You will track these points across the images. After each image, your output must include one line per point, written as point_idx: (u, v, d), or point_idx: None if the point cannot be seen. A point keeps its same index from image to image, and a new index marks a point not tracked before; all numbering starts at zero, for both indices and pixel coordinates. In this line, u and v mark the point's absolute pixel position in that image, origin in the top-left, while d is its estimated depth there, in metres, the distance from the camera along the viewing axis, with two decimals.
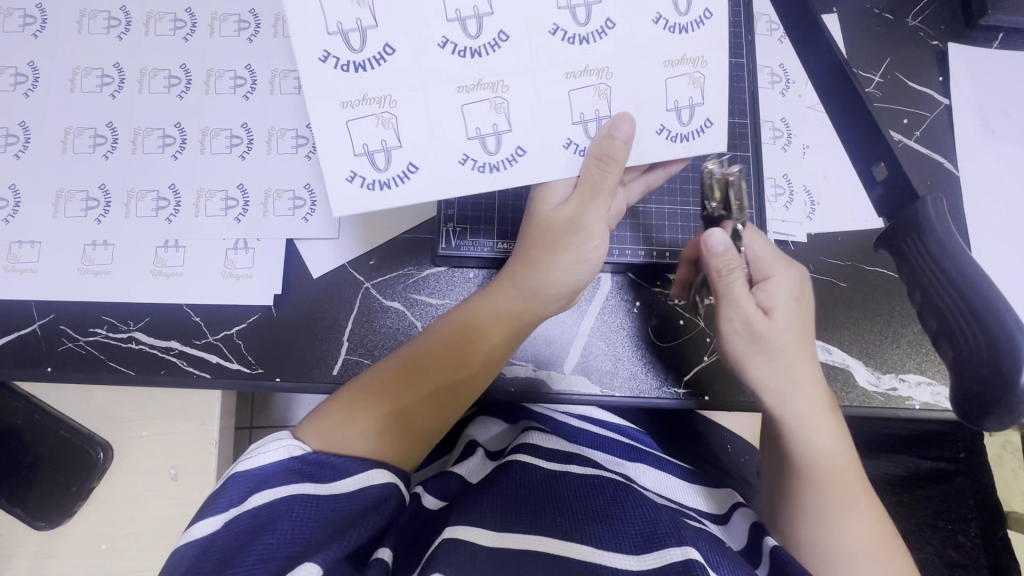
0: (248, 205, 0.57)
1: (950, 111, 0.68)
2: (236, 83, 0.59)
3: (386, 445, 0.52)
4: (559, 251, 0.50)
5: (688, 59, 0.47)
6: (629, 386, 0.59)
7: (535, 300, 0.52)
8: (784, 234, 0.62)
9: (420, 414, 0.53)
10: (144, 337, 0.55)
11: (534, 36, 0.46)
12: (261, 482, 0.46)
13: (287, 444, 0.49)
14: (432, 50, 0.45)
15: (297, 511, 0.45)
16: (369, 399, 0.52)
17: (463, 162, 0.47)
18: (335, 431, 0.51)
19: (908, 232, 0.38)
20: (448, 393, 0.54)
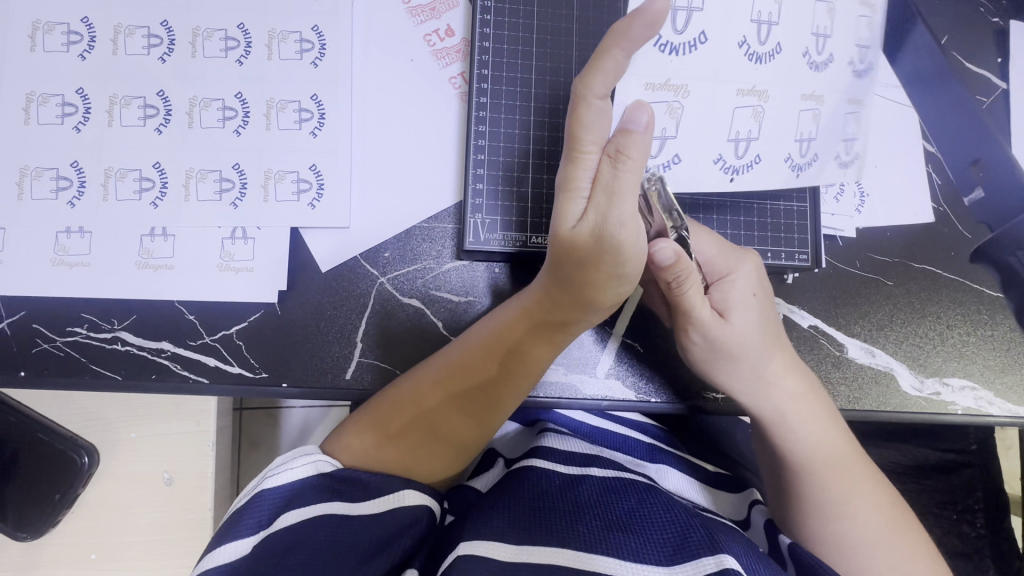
0: (246, 188, 0.51)
1: (1007, 98, 0.64)
2: (227, 46, 0.52)
3: (425, 463, 0.48)
4: (600, 265, 0.40)
5: (816, 95, 0.50)
6: (663, 392, 0.55)
7: (579, 310, 0.46)
8: (832, 228, 0.58)
9: (460, 433, 0.49)
10: (131, 338, 0.49)
11: (726, 48, 0.49)
12: (288, 499, 0.43)
13: (316, 460, 0.45)
14: (731, 47, 0.49)
15: (326, 532, 0.42)
16: (403, 416, 0.48)
17: (716, 161, 0.50)
18: (370, 447, 0.47)
19: None
20: (486, 411, 0.50)
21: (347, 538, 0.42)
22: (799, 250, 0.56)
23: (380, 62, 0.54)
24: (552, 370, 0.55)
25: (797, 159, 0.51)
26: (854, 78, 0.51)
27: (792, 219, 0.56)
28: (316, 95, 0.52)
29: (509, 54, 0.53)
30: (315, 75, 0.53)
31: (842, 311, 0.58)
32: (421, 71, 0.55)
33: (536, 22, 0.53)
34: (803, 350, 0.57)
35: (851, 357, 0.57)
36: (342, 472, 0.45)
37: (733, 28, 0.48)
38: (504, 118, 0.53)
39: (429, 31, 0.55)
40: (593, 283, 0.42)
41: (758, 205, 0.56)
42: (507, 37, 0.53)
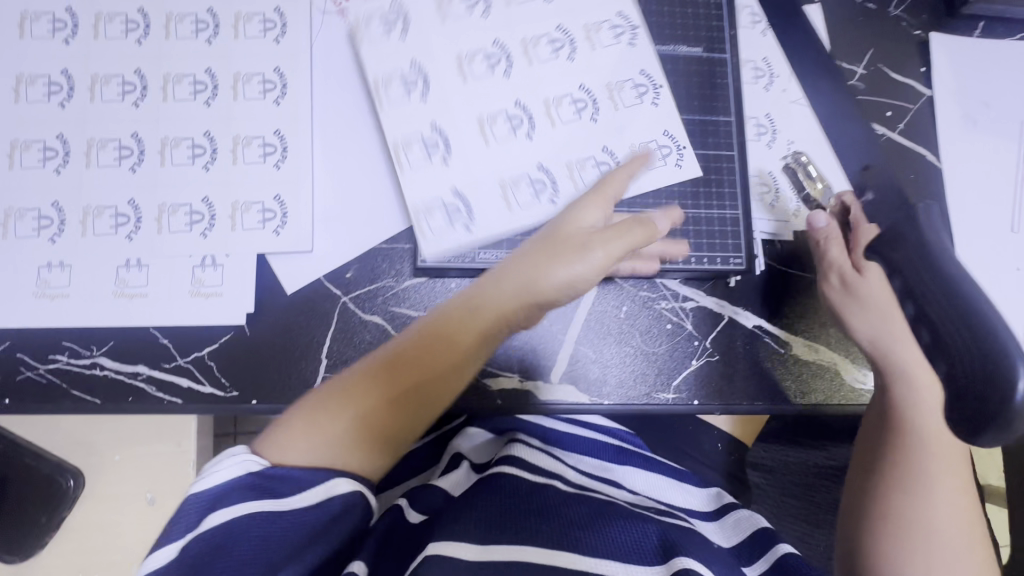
0: (215, 220, 0.54)
1: (931, 104, 0.68)
2: (196, 89, 0.56)
3: (359, 453, 0.47)
4: (557, 253, 0.50)
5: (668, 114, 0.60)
6: (617, 394, 0.58)
7: (530, 292, 0.50)
8: (770, 233, 0.61)
9: (402, 417, 0.49)
10: (109, 363, 0.52)
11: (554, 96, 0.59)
12: (223, 494, 0.43)
13: (245, 460, 0.44)
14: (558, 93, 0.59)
15: (262, 519, 0.42)
16: (341, 399, 0.48)
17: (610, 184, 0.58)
18: (309, 437, 0.46)
19: None
20: (433, 394, 0.50)
21: (285, 523, 0.43)
22: (734, 254, 0.59)
23: (338, 97, 0.59)
24: (509, 378, 0.57)
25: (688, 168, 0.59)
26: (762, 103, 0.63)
27: (727, 225, 0.59)
28: (278, 131, 0.56)
29: (453, 86, 0.58)
30: (278, 112, 0.57)
31: (785, 311, 0.61)
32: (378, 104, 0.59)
33: (476, 57, 0.58)
34: (749, 350, 0.60)
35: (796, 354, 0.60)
36: (272, 469, 0.44)
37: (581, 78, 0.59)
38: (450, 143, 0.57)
39: None
40: (538, 260, 0.50)
41: (694, 213, 0.59)
42: (450, 72, 0.58)
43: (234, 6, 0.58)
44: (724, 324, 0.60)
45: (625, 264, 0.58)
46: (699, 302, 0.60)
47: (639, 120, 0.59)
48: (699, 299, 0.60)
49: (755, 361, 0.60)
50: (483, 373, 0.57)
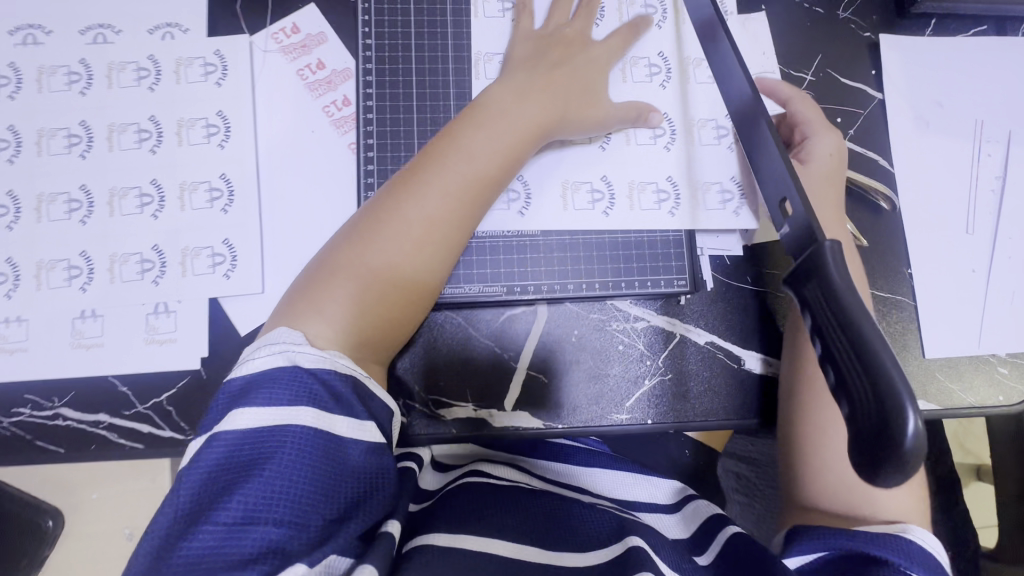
0: (166, 266, 0.55)
1: (883, 107, 0.67)
2: (141, 137, 0.57)
3: (359, 279, 0.50)
4: (573, 60, 0.59)
5: (703, 124, 0.62)
6: (572, 418, 0.59)
7: (590, 95, 0.58)
8: (720, 250, 0.61)
9: (403, 254, 0.51)
10: (71, 413, 0.54)
11: (655, 97, 0.63)
12: (268, 395, 0.43)
13: (285, 351, 0.45)
14: (661, 95, 0.63)
15: (299, 439, 0.42)
16: (349, 241, 0.52)
17: (647, 196, 0.60)
18: (314, 307, 0.49)
19: (810, 275, 0.36)
20: (447, 202, 0.52)
21: (314, 452, 0.43)
22: (677, 277, 0.59)
23: (282, 137, 0.59)
24: (463, 406, 0.57)
25: (673, 193, 0.60)
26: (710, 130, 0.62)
27: (671, 249, 0.60)
28: (225, 174, 0.57)
29: (391, 122, 0.59)
30: (223, 156, 0.58)
31: (736, 326, 0.61)
32: (322, 142, 0.60)
33: (414, 92, 0.59)
34: (702, 367, 0.60)
35: (748, 369, 0.61)
36: (313, 358, 0.45)
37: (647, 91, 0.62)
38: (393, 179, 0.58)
39: (327, 103, 0.60)
40: (585, 70, 0.59)
41: (639, 236, 0.60)
42: (387, 109, 0.59)
43: (175, 51, 0.59)
44: (676, 342, 0.60)
45: (570, 290, 0.59)
46: (650, 322, 0.60)
47: (580, 150, 0.60)
48: (651, 319, 0.60)
49: (707, 378, 0.60)
50: (436, 406, 0.57)
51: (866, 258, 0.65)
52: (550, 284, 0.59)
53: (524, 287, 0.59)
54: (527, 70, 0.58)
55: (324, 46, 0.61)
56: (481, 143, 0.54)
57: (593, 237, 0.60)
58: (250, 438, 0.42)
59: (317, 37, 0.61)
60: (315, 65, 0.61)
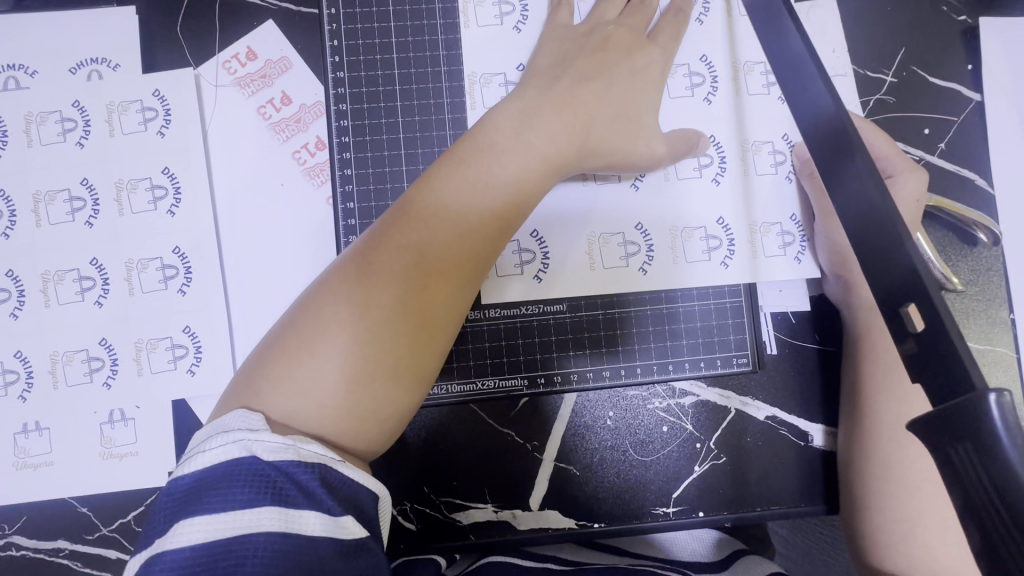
0: (117, 364, 0.46)
1: (982, 110, 0.54)
2: (73, 207, 0.47)
3: (336, 339, 0.36)
4: (612, 69, 0.46)
5: (758, 146, 0.49)
6: (608, 516, 0.50)
7: (627, 112, 0.46)
8: (782, 307, 0.51)
9: (395, 304, 0.38)
10: (25, 542, 0.46)
11: (699, 117, 0.49)
12: (218, 495, 0.31)
13: (242, 439, 0.33)
14: (705, 110, 0.49)
15: (262, 552, 0.30)
16: (330, 289, 0.38)
17: (691, 252, 0.48)
18: (275, 378, 0.36)
19: (963, 434, 0.24)
20: (449, 235, 0.40)
21: (282, 564, 0.30)
22: (737, 353, 0.49)
23: (243, 193, 0.48)
24: (480, 509, 0.49)
25: (726, 243, 0.48)
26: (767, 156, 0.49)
27: (725, 320, 0.49)
28: (178, 247, 0.47)
29: (375, 178, 0.48)
30: (174, 224, 0.47)
31: (804, 396, 0.51)
32: (294, 198, 0.49)
33: (401, 134, 0.48)
34: (761, 448, 0.50)
35: (819, 447, 0.51)
36: (278, 445, 0.33)
37: (685, 112, 0.49)
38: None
39: (297, 147, 0.49)
40: (620, 81, 0.46)
41: (685, 307, 0.49)
42: (369, 159, 0.48)
43: (105, 95, 0.48)
44: (731, 419, 0.50)
45: (605, 376, 0.49)
46: (700, 397, 0.50)
47: (610, 199, 0.48)
48: (701, 394, 0.50)
49: (767, 459, 0.51)
50: (450, 509, 0.49)
51: (960, 300, 0.53)
52: (579, 365, 0.48)
53: (544, 368, 0.49)
54: (541, 85, 0.45)
55: (288, 76, 0.50)
56: (490, 165, 0.42)
57: (630, 299, 0.48)
58: (200, 555, 0.29)
59: (279, 64, 0.49)
60: (278, 101, 0.49)
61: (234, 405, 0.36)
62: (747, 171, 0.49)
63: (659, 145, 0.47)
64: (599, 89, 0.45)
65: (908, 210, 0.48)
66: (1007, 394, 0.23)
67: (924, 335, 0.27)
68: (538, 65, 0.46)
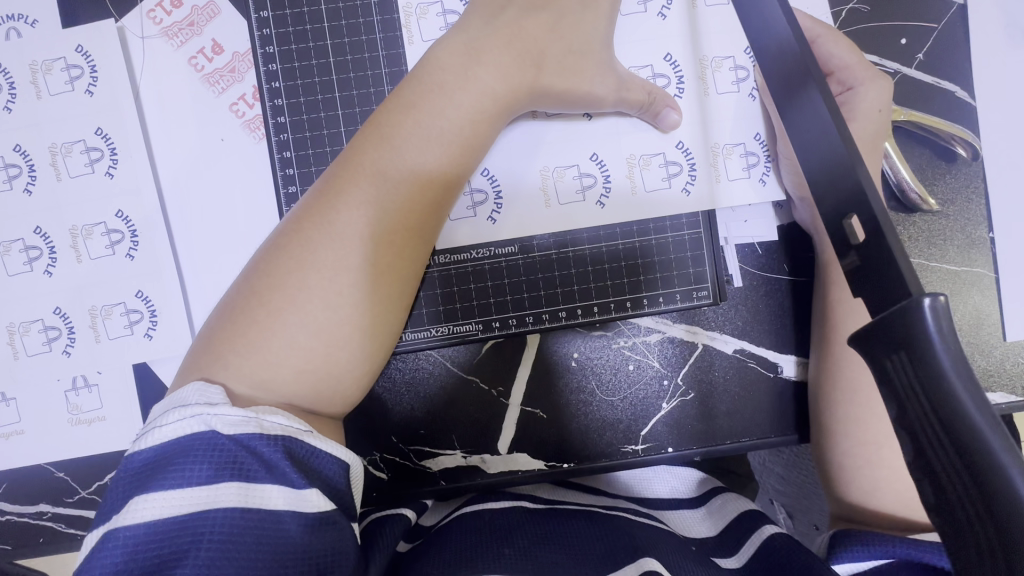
0: (74, 333, 0.46)
1: (964, 15, 0.50)
2: (10, 175, 0.46)
3: (304, 302, 0.35)
4: None
5: (717, 63, 0.46)
6: (582, 452, 0.50)
7: (578, 36, 0.42)
8: (749, 237, 0.49)
9: (367, 262, 0.36)
10: (9, 507, 0.47)
11: (655, 36, 0.46)
12: (177, 472, 0.30)
13: (202, 414, 0.32)
14: (661, 29, 0.46)
15: (222, 528, 0.29)
16: (282, 255, 0.36)
17: (649, 183, 0.46)
18: (242, 349, 0.35)
19: (897, 345, 0.23)
20: (411, 187, 0.38)
21: (241, 540, 0.29)
22: (699, 286, 0.48)
23: (182, 150, 0.47)
24: (449, 455, 0.49)
25: (687, 172, 0.46)
26: (727, 74, 0.46)
27: (684, 252, 0.47)
28: (121, 211, 0.46)
29: (310, 125, 0.46)
30: (115, 186, 0.46)
31: (773, 327, 0.50)
32: (235, 152, 0.47)
33: (334, 76, 0.45)
34: (730, 381, 0.50)
35: (788, 377, 0.50)
36: (237, 419, 0.32)
37: (639, 33, 0.46)
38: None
39: (234, 98, 0.47)
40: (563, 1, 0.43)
41: (644, 242, 0.47)
42: (303, 105, 0.46)
43: (26, 54, 0.45)
44: (698, 354, 0.50)
45: (560, 315, 0.48)
46: (665, 335, 0.50)
47: (560, 132, 0.46)
48: (665, 330, 0.50)
49: (735, 392, 0.50)
50: (420, 457, 0.49)
51: (937, 221, 0.51)
52: (544, 306, 0.47)
53: (506, 313, 0.48)
54: (486, 15, 0.41)
55: (217, 22, 0.47)
56: (445, 105, 0.39)
57: (591, 235, 0.47)
58: (157, 530, 0.29)
59: (206, 9, 0.47)
60: (209, 50, 0.47)
61: (190, 376, 0.35)
62: (705, 91, 0.46)
63: (618, 80, 0.43)
64: (540, 11, 0.42)
65: (869, 123, 0.46)
66: (942, 296, 0.21)
67: (866, 244, 0.26)
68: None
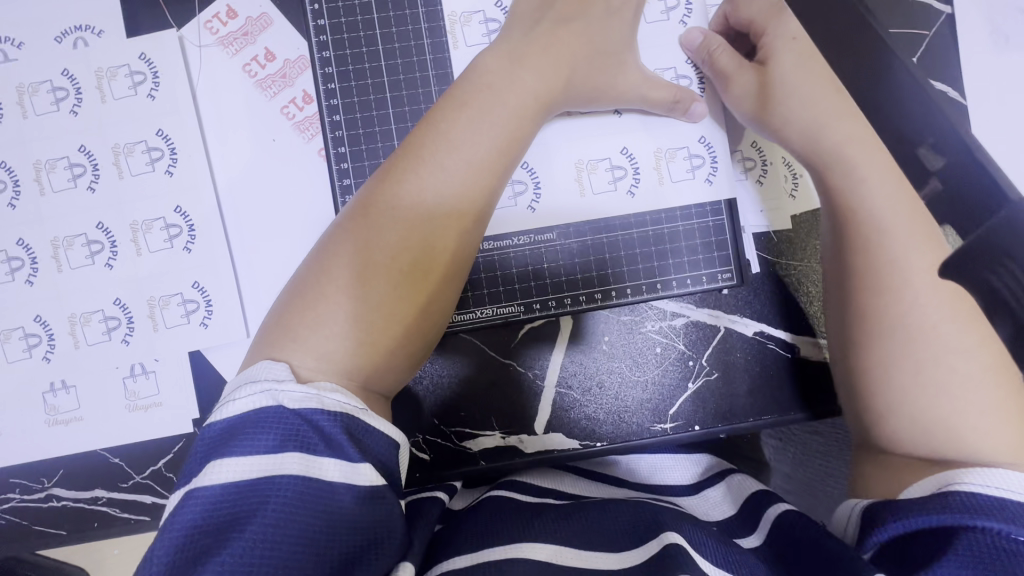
0: (133, 322, 0.48)
1: (952, 23, 0.55)
2: (75, 173, 0.48)
3: (368, 281, 0.39)
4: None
5: None
6: (613, 429, 0.52)
7: (609, 42, 0.47)
8: (766, 224, 0.53)
9: (429, 246, 0.40)
10: (64, 493, 0.49)
11: (676, 41, 0.50)
12: (247, 441, 0.33)
13: (269, 388, 0.34)
14: (681, 34, 0.50)
15: (287, 493, 0.31)
16: (344, 237, 0.40)
17: (674, 176, 0.50)
18: (315, 323, 0.38)
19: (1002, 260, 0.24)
20: (465, 179, 0.41)
21: (302, 507, 0.31)
22: (722, 269, 0.51)
23: (236, 151, 0.50)
24: (489, 436, 0.52)
25: (709, 167, 0.50)
26: None
27: (707, 238, 0.51)
28: (179, 207, 0.49)
29: (362, 122, 0.49)
30: (173, 184, 0.49)
31: (790, 311, 0.53)
32: (286, 152, 0.50)
33: (385, 78, 0.49)
34: (752, 360, 0.53)
35: (805, 356, 0.53)
36: (302, 394, 0.34)
37: (661, 40, 0.50)
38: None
39: (286, 101, 0.50)
40: (595, 10, 0.47)
41: (671, 228, 0.51)
42: (356, 104, 0.49)
43: (92, 62, 0.49)
44: (720, 336, 0.53)
45: (596, 297, 0.51)
46: (690, 319, 0.53)
47: (593, 128, 0.50)
48: (690, 314, 0.53)
49: (758, 371, 0.53)
50: (460, 438, 0.52)
51: None
52: (581, 291, 0.51)
53: (543, 296, 0.51)
54: (526, 26, 0.46)
55: (270, 32, 0.50)
56: (494, 104, 0.43)
57: (624, 220, 0.50)
58: (231, 490, 0.32)
59: (260, 21, 0.50)
60: (263, 57, 0.50)
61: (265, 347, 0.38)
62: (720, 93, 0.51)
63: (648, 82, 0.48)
64: (576, 20, 0.46)
65: None
66: None
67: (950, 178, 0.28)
68: (518, 8, 0.47)
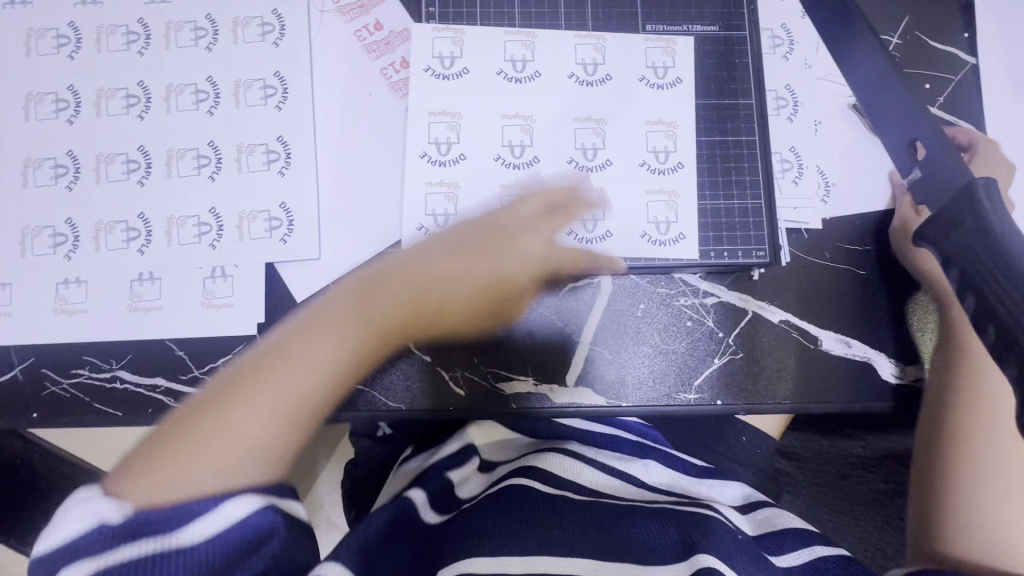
0: (223, 230, 0.54)
1: (977, 73, 0.61)
2: (198, 98, 0.56)
3: (221, 445, 0.40)
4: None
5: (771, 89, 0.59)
6: (638, 392, 0.55)
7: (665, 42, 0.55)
8: (797, 222, 0.58)
9: (431, 305, 0.53)
10: (128, 376, 0.53)
11: (731, 53, 0.57)
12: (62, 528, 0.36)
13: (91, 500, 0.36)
14: (736, 48, 0.57)
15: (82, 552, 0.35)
16: (199, 412, 0.42)
17: (716, 165, 0.56)
18: (198, 464, 0.39)
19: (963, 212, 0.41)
20: (329, 344, 0.47)
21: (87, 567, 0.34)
22: (757, 247, 0.56)
23: (337, 100, 0.57)
24: (522, 381, 0.55)
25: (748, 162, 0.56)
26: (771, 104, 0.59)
27: (746, 218, 0.56)
28: (282, 136, 0.56)
29: (452, 81, 0.56)
30: (280, 118, 0.56)
31: (815, 307, 0.57)
32: (379, 104, 0.57)
33: (477, 45, 0.57)
34: (776, 345, 0.56)
35: (827, 349, 0.56)
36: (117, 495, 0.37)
37: (718, 51, 0.57)
38: (460, 147, 0.56)
39: (385, 64, 0.58)
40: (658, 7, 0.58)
41: (711, 205, 0.56)
42: (449, 65, 0.56)
43: (231, 10, 0.57)
44: (749, 319, 0.56)
45: (638, 264, 0.55)
46: (722, 297, 0.57)
47: (650, 113, 0.56)
48: (721, 293, 0.57)
49: (781, 356, 0.56)
50: (495, 380, 0.55)
51: None
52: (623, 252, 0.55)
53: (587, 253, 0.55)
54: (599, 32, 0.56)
55: (382, 6, 0.59)
56: (423, 248, 0.53)
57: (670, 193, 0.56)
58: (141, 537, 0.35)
59: None
60: (373, 26, 0.59)
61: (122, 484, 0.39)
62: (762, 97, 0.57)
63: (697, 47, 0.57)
64: None
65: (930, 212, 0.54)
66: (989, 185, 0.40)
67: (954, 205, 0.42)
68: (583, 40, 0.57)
